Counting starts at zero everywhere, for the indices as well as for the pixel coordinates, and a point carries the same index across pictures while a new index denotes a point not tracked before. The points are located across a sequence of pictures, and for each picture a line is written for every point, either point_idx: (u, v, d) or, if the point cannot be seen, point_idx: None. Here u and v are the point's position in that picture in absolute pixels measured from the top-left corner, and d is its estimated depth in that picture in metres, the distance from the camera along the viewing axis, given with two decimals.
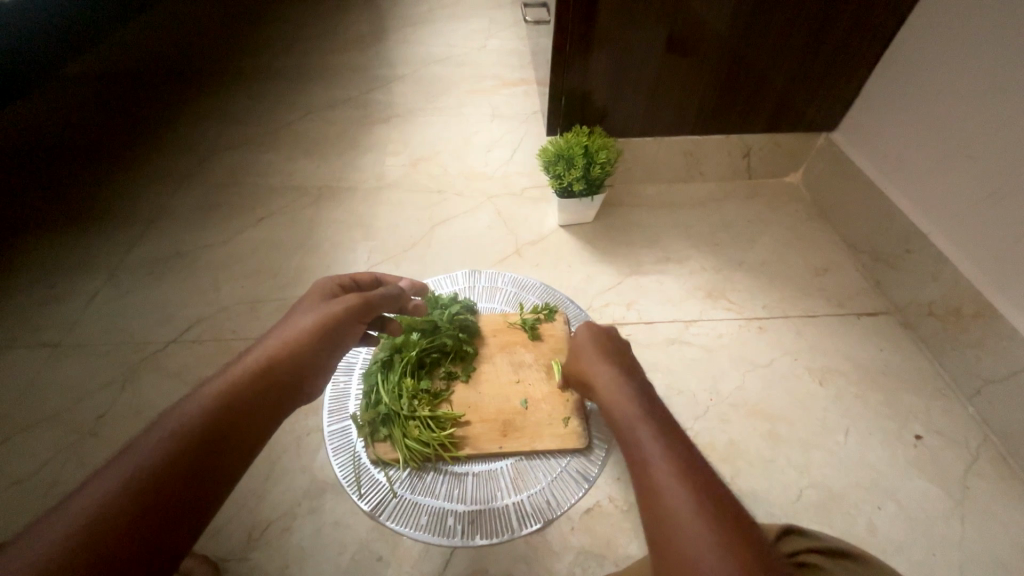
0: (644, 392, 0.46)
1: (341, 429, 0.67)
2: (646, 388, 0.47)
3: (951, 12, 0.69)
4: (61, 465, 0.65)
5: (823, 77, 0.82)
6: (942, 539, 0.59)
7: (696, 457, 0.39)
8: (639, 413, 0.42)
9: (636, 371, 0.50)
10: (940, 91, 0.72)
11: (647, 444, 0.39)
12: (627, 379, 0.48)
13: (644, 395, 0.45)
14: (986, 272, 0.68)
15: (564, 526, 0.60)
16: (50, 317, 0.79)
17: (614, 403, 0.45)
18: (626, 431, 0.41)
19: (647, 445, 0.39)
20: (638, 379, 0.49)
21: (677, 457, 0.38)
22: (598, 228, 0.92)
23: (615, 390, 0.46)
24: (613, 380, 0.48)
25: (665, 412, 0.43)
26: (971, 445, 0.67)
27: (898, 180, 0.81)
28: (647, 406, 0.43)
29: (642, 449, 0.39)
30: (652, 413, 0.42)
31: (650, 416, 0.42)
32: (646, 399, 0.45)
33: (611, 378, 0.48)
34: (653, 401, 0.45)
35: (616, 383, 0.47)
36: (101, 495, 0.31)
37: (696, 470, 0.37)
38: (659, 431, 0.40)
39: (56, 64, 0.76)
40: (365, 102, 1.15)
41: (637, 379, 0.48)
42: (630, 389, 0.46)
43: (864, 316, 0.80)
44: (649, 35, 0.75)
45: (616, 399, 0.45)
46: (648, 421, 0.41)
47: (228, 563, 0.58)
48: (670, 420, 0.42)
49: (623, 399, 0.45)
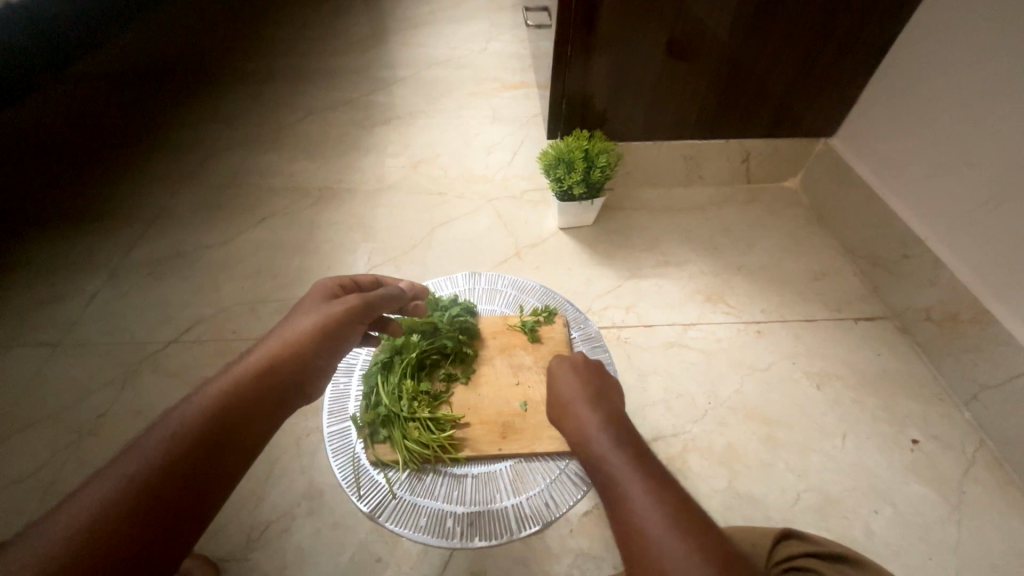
0: (616, 423, 0.46)
1: (341, 430, 0.66)
2: (617, 418, 0.47)
3: (949, 20, 0.69)
4: (61, 464, 0.65)
5: (821, 83, 0.83)
6: (939, 543, 0.60)
7: (673, 484, 0.39)
8: (612, 446, 0.43)
9: (607, 399, 0.50)
10: (938, 99, 0.72)
11: (621, 481, 0.39)
12: (599, 410, 0.48)
13: (616, 426, 0.46)
14: (983, 278, 0.69)
15: (563, 530, 0.61)
16: (50, 316, 0.80)
17: (586, 438, 0.45)
18: (600, 469, 0.42)
19: (621, 481, 0.39)
20: (612, 408, 0.49)
21: (653, 488, 0.38)
22: (598, 231, 0.92)
23: (587, 423, 0.47)
24: (584, 413, 0.48)
25: (639, 442, 0.44)
26: (967, 450, 0.67)
27: (896, 186, 0.81)
28: (619, 438, 0.44)
29: (617, 485, 0.39)
30: (625, 445, 0.43)
31: (623, 449, 0.42)
32: (618, 430, 0.45)
33: (582, 412, 0.48)
34: (628, 431, 0.46)
35: (588, 416, 0.47)
36: (103, 494, 0.31)
37: (673, 499, 0.37)
38: (631, 464, 0.40)
39: (59, 64, 0.76)
40: (366, 104, 1.15)
41: (609, 408, 0.49)
42: (601, 421, 0.46)
43: (862, 320, 0.80)
44: (650, 40, 0.75)
45: (588, 435, 0.45)
46: (621, 454, 0.42)
47: (227, 563, 0.58)
48: (644, 451, 0.42)
49: (594, 433, 0.45)
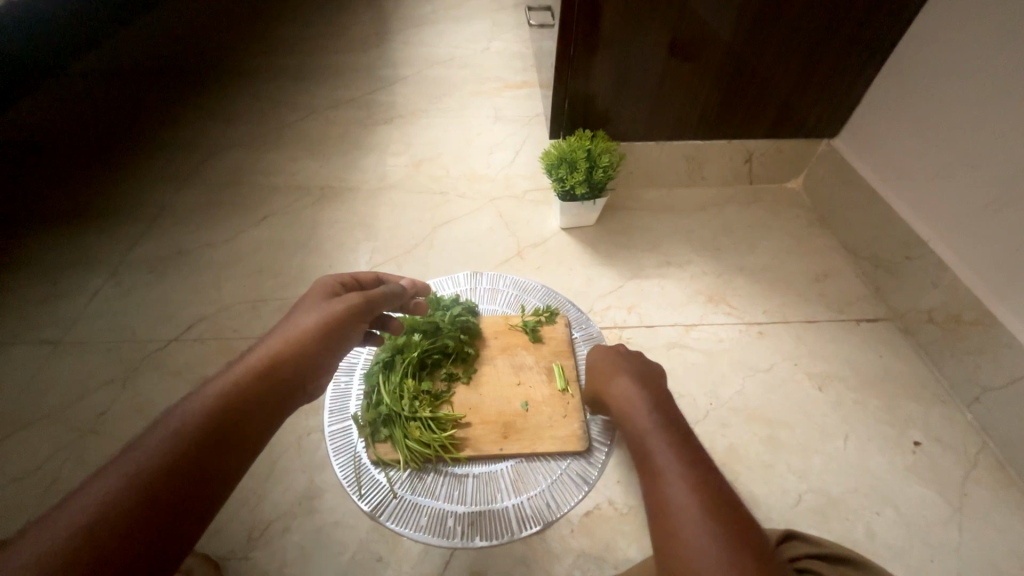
0: (660, 403, 0.48)
1: (342, 429, 0.67)
2: (663, 398, 0.49)
3: (952, 21, 0.69)
4: (62, 462, 0.65)
5: (824, 84, 0.83)
6: (941, 546, 0.60)
7: (708, 467, 0.40)
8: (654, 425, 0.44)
9: (655, 379, 0.52)
10: (942, 100, 0.72)
11: (659, 457, 0.41)
12: (645, 388, 0.50)
13: (660, 406, 0.48)
14: (986, 279, 0.69)
15: (564, 530, 0.60)
16: (51, 314, 0.80)
17: (630, 414, 0.48)
18: (640, 443, 0.44)
19: (660, 458, 0.41)
20: (658, 388, 0.51)
21: (688, 468, 0.39)
22: (600, 231, 0.92)
23: (632, 399, 0.49)
24: (630, 389, 0.50)
25: (680, 424, 0.45)
26: (970, 452, 0.67)
27: (900, 187, 0.81)
28: (661, 418, 0.45)
29: (655, 461, 0.41)
30: (666, 425, 0.44)
31: (663, 429, 0.44)
32: (662, 410, 0.47)
33: (629, 387, 0.50)
34: (670, 411, 0.47)
35: (633, 393, 0.49)
36: (102, 494, 0.31)
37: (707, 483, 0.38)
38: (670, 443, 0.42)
39: (61, 61, 0.76)
40: (367, 103, 1.15)
41: (657, 387, 0.50)
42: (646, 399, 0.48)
43: (863, 322, 0.80)
44: (653, 40, 0.75)
45: (633, 411, 0.48)
46: (661, 433, 0.43)
47: (227, 562, 0.58)
48: (684, 432, 0.44)
49: (638, 411, 0.47)
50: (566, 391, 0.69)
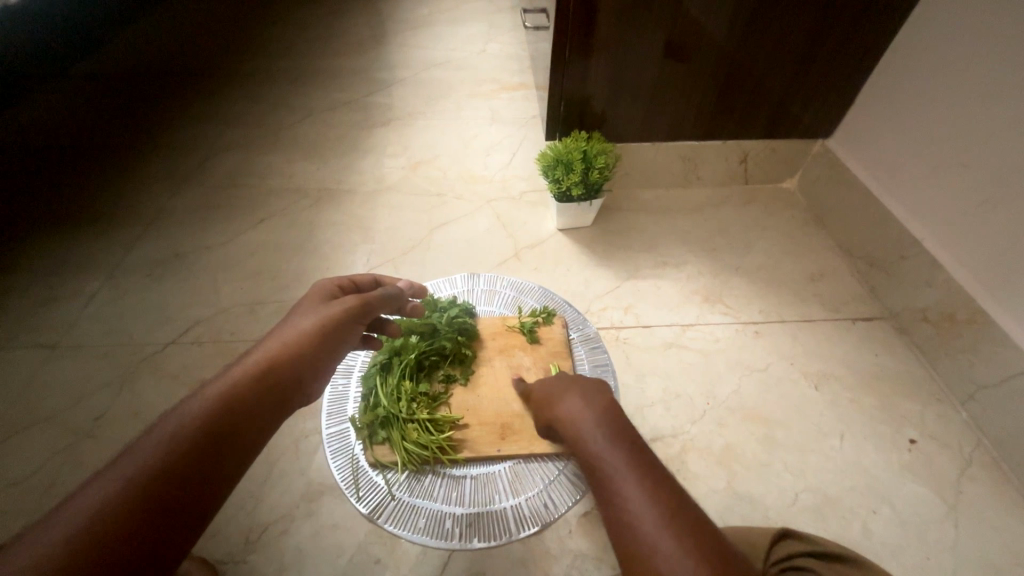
0: (612, 415, 0.42)
1: (340, 432, 0.67)
2: (615, 411, 0.42)
3: (945, 22, 0.70)
4: (60, 466, 0.65)
5: (818, 84, 0.83)
6: (937, 542, 0.60)
7: (675, 486, 0.35)
8: (606, 444, 0.38)
9: (600, 391, 0.46)
10: (935, 99, 0.73)
11: (619, 485, 0.35)
12: (591, 403, 0.44)
13: (611, 419, 0.41)
14: (979, 278, 0.69)
15: (562, 530, 0.60)
16: (49, 317, 0.79)
17: (579, 435, 0.41)
18: (595, 470, 0.37)
19: (620, 487, 0.35)
20: (609, 400, 0.44)
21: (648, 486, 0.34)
22: (596, 232, 0.93)
23: (580, 417, 0.42)
24: (577, 408, 0.44)
25: (636, 435, 0.39)
26: (964, 450, 0.67)
27: (894, 188, 0.81)
28: (615, 433, 0.39)
29: (616, 494, 0.35)
30: (622, 441, 0.38)
31: (619, 444, 0.38)
32: (614, 423, 0.41)
33: (574, 405, 0.44)
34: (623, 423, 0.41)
35: (582, 411, 0.43)
36: (102, 496, 0.31)
37: (677, 505, 0.33)
38: (630, 464, 0.36)
39: (57, 64, 0.76)
40: (364, 106, 1.15)
41: (605, 400, 0.44)
42: (596, 415, 0.42)
43: (859, 321, 0.81)
44: (647, 40, 0.75)
45: (581, 429, 0.41)
46: (617, 453, 0.37)
47: (225, 565, 0.58)
48: (640, 445, 0.38)
49: (587, 429, 0.41)
50: None
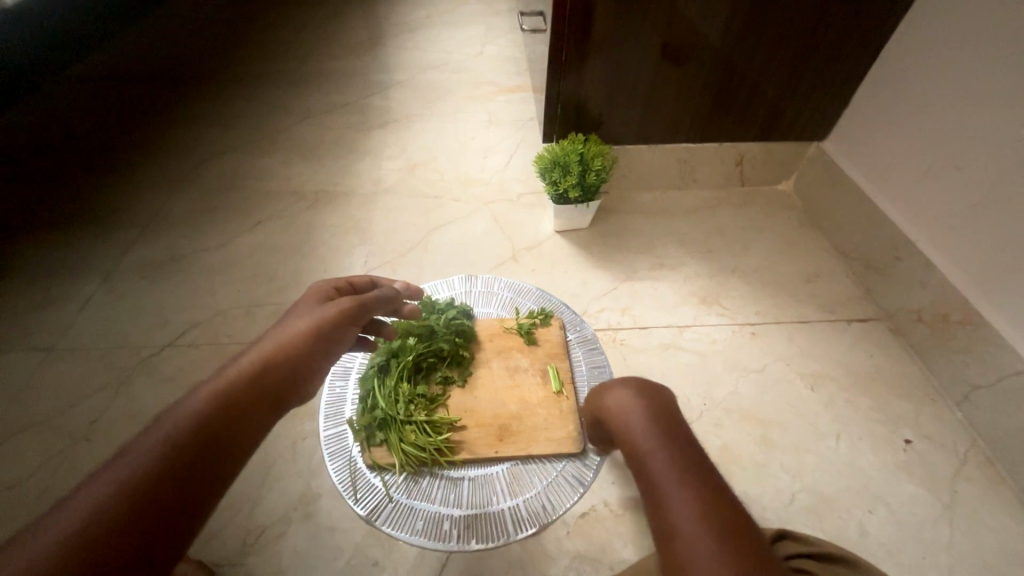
0: (662, 413, 0.41)
1: (337, 433, 0.67)
2: (667, 408, 0.42)
3: (937, 26, 0.70)
4: (53, 471, 0.64)
5: (813, 87, 0.84)
6: (932, 542, 0.60)
7: (721, 488, 0.34)
8: (657, 442, 0.37)
9: (652, 384, 0.44)
10: (927, 103, 0.74)
11: (663, 482, 0.35)
12: (641, 396, 0.42)
13: (663, 418, 0.40)
14: (972, 280, 0.70)
15: (560, 531, 0.60)
16: (43, 321, 0.79)
17: (626, 429, 0.40)
18: (639, 464, 0.37)
19: (667, 489, 0.34)
20: (660, 396, 0.43)
21: (695, 490, 0.34)
22: (593, 234, 0.93)
23: (629, 409, 0.41)
24: (626, 398, 0.43)
25: (687, 438, 0.38)
26: (959, 450, 0.68)
27: (888, 190, 0.82)
28: (666, 433, 0.38)
29: (664, 497, 0.34)
30: (673, 443, 0.37)
31: (670, 445, 0.37)
32: (665, 422, 0.40)
33: (622, 395, 0.43)
34: (673, 422, 0.41)
35: (631, 403, 0.42)
36: (95, 499, 0.31)
37: (722, 510, 0.32)
38: (680, 471, 0.35)
39: (53, 67, 0.76)
40: (362, 108, 1.15)
41: (655, 394, 0.43)
42: (646, 411, 0.41)
43: (854, 323, 0.81)
44: (644, 42, 0.76)
45: (630, 426, 0.40)
46: (667, 452, 0.36)
47: (221, 569, 0.58)
48: (691, 448, 0.37)
49: (637, 425, 0.40)
50: (561, 392, 0.69)
